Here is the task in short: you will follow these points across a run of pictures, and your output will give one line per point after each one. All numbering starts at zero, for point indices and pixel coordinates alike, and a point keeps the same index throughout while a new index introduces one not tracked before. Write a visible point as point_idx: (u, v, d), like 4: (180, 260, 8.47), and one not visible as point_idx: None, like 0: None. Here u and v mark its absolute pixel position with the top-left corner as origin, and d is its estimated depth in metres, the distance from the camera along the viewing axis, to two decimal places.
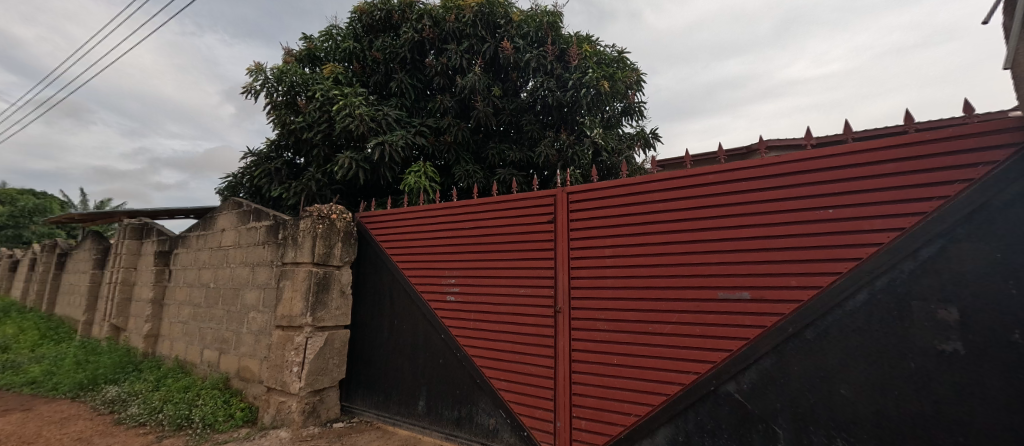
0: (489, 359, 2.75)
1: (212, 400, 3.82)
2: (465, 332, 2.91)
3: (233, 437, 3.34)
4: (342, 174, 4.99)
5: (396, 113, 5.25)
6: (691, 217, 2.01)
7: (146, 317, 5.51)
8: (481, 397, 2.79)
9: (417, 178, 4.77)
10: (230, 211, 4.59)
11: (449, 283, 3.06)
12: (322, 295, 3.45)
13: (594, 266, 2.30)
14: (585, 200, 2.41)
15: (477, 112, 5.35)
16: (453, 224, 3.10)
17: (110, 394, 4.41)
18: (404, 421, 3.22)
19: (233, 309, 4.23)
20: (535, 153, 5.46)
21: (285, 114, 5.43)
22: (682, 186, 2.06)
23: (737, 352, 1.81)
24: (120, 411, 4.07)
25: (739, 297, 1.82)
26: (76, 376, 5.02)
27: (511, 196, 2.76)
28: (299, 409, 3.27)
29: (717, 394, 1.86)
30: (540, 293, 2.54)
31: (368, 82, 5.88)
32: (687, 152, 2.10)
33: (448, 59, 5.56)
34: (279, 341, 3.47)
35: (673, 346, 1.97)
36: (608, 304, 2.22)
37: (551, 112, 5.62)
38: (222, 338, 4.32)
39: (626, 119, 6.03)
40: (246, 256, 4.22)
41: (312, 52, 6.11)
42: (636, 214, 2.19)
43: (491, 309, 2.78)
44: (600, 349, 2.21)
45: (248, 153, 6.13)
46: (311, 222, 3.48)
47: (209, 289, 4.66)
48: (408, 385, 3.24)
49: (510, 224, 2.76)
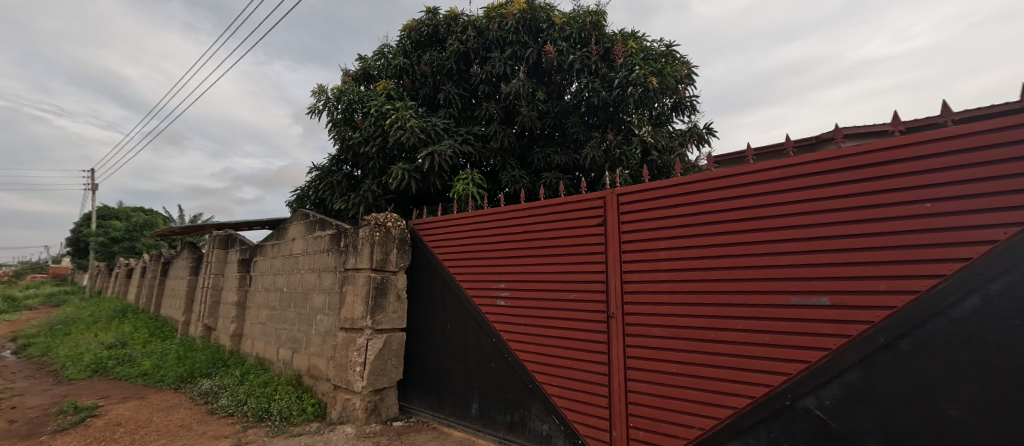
0: (541, 365, 2.73)
1: (287, 395, 4.14)
2: (515, 337, 2.91)
3: (305, 430, 3.59)
4: (397, 184, 5.22)
5: (444, 123, 5.41)
6: (754, 215, 1.87)
7: (233, 318, 6.12)
8: (534, 402, 2.77)
9: (466, 185, 4.89)
10: (299, 221, 4.97)
11: (499, 288, 3.09)
12: (380, 299, 3.63)
13: (648, 269, 2.21)
14: (637, 201, 2.32)
15: (523, 118, 5.39)
16: (501, 231, 3.13)
17: (204, 386, 4.94)
18: (458, 422, 3.29)
19: (303, 312, 4.57)
20: (582, 155, 5.37)
21: (344, 130, 5.82)
22: (743, 183, 1.93)
23: (816, 364, 1.64)
24: (213, 402, 4.55)
25: (815, 303, 1.66)
26: (177, 369, 5.70)
27: (559, 201, 2.73)
28: (362, 407, 3.46)
29: (792, 409, 1.71)
30: (592, 299, 2.48)
31: (417, 95, 6.13)
32: (748, 147, 1.96)
33: (493, 66, 5.65)
34: (343, 342, 3.69)
35: (740, 355, 1.84)
36: (665, 310, 2.12)
37: (597, 113, 5.52)
38: (295, 338, 4.67)
39: (676, 115, 5.77)
40: (313, 262, 4.55)
41: (367, 71, 6.50)
42: (691, 214, 2.08)
43: (542, 314, 2.76)
44: (657, 357, 2.11)
45: (313, 167, 6.61)
46: (369, 230, 3.67)
47: (283, 293, 5.08)
48: (462, 388, 3.29)
49: (559, 229, 2.72)
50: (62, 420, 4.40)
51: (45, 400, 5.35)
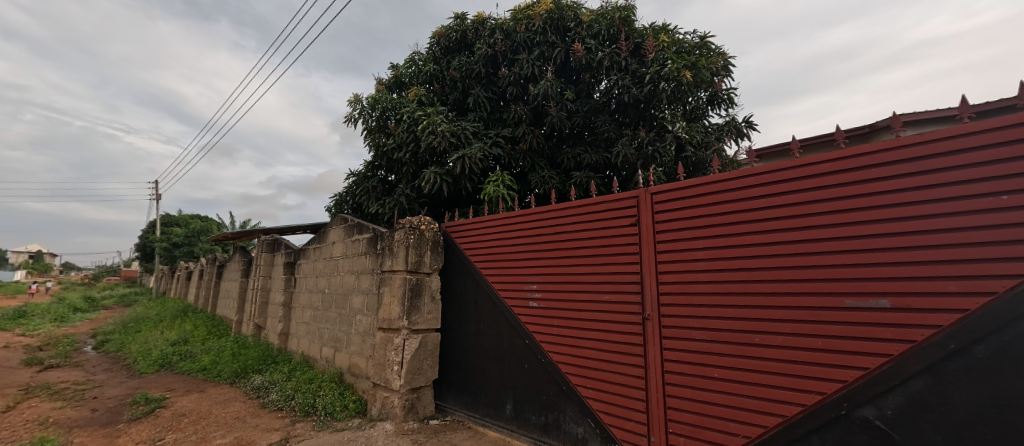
0: (575, 367, 2.70)
1: (330, 392, 4.33)
2: (549, 339, 2.90)
3: (348, 425, 3.72)
4: (429, 188, 5.33)
5: (474, 126, 5.48)
6: (799, 211, 1.77)
7: (280, 318, 6.47)
8: (568, 404, 2.74)
9: (496, 187, 4.94)
10: (338, 226, 5.19)
11: (531, 289, 3.09)
12: (415, 300, 3.72)
13: (685, 270, 2.13)
14: (671, 199, 2.25)
15: (552, 118, 5.37)
16: (532, 232, 3.13)
17: (256, 381, 5.25)
18: (493, 422, 3.31)
19: (343, 312, 4.76)
20: (613, 154, 5.27)
21: (379, 137, 6.02)
22: (788, 178, 1.82)
23: (874, 371, 1.53)
24: (264, 396, 4.83)
25: (873, 305, 1.54)
26: (232, 365, 6.09)
27: (591, 201, 2.69)
28: (400, 405, 3.56)
29: (848, 420, 1.60)
30: (626, 301, 2.42)
31: (447, 100, 6.24)
32: (792, 139, 1.85)
33: (521, 68, 5.67)
34: (382, 342, 3.81)
35: (788, 360, 1.74)
36: (704, 313, 2.03)
37: (628, 110, 5.40)
38: (336, 337, 4.87)
39: (712, 109, 5.54)
40: (352, 265, 4.72)
41: (398, 78, 6.69)
42: (730, 211, 2.00)
43: (575, 316, 2.73)
44: (697, 361, 2.03)
45: (350, 174, 6.87)
46: (403, 233, 3.77)
47: (324, 294, 5.31)
48: (496, 389, 3.31)
49: (591, 229, 2.69)
50: (135, 410, 4.82)
51: (120, 391, 5.89)
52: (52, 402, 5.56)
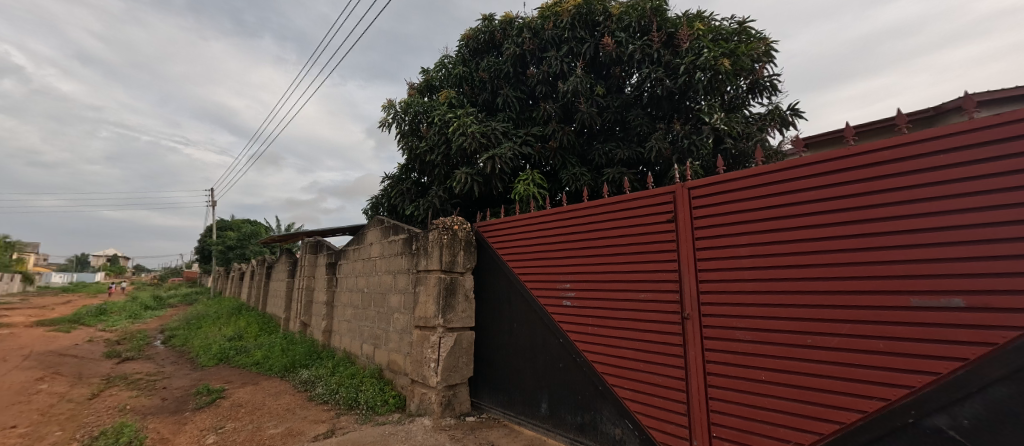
0: (611, 367, 2.65)
1: (371, 387, 4.48)
2: (584, 339, 2.86)
3: (388, 419, 3.84)
4: (461, 188, 5.41)
5: (503, 126, 5.51)
6: (855, 203, 1.65)
7: (324, 316, 6.78)
8: (605, 404, 2.70)
9: (527, 186, 4.93)
10: (375, 227, 5.37)
11: (565, 288, 3.06)
12: (450, 299, 3.78)
13: (727, 268, 2.04)
14: (710, 194, 2.16)
15: (582, 114, 5.31)
16: (564, 231, 3.10)
17: (304, 375, 5.53)
18: (529, 420, 3.31)
19: (382, 310, 4.92)
20: (646, 149, 5.13)
21: (412, 140, 6.18)
22: (842, 168, 1.70)
23: (946, 378, 1.40)
24: (310, 390, 5.08)
25: (943, 304, 1.41)
26: (281, 359, 6.45)
27: (625, 197, 2.63)
28: (437, 401, 3.63)
29: (916, 429, 1.47)
30: (664, 299, 2.34)
31: (477, 101, 6.30)
32: (845, 126, 1.73)
33: (550, 66, 5.64)
34: (418, 339, 3.90)
35: (845, 363, 1.63)
36: (749, 312, 1.94)
37: (662, 103, 5.23)
38: (376, 335, 5.04)
39: (751, 98, 5.27)
40: (389, 265, 4.87)
41: (429, 82, 6.83)
42: (775, 205, 1.89)
43: (611, 315, 2.68)
44: (742, 363, 1.94)
45: (385, 177, 7.09)
46: (437, 234, 3.83)
47: (364, 293, 5.51)
48: (530, 387, 3.31)
49: (625, 226, 2.63)
50: (199, 400, 5.22)
51: (185, 382, 6.39)
52: (129, 391, 6.13)
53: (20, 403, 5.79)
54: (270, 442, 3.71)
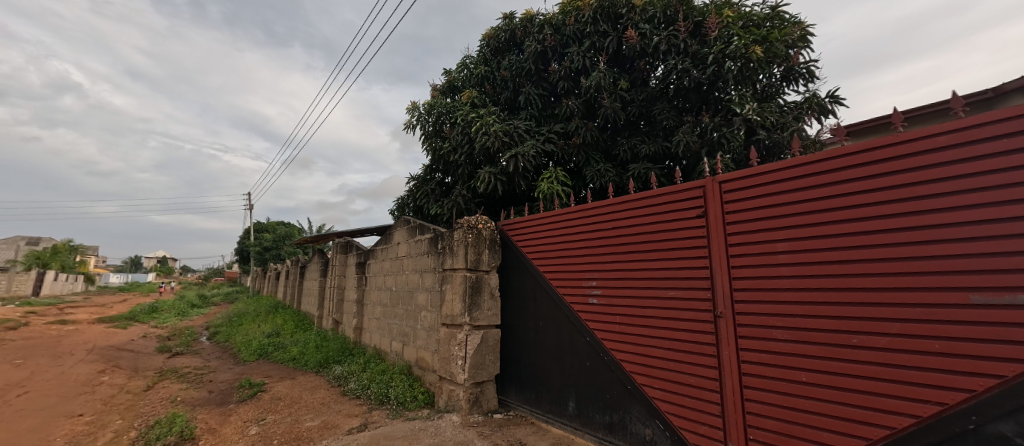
0: (640, 366, 2.60)
1: (401, 383, 4.59)
2: (611, 337, 2.82)
3: (418, 415, 3.92)
4: (484, 187, 5.43)
5: (526, 124, 5.50)
6: (903, 194, 1.55)
7: (354, 313, 6.99)
8: (634, 403, 2.65)
9: (550, 184, 4.90)
10: (402, 227, 5.48)
11: (591, 285, 3.03)
12: (476, 297, 3.81)
13: (763, 264, 1.96)
14: (743, 187, 2.08)
15: (606, 110, 5.23)
16: (589, 228, 3.07)
17: (337, 371, 5.72)
18: (556, 419, 3.29)
19: (410, 308, 5.02)
20: (673, 142, 4.98)
21: (435, 141, 6.27)
22: (891, 157, 1.60)
23: (1012, 381, 1.28)
24: (344, 385, 5.25)
25: (1009, 302, 1.30)
26: (316, 355, 6.70)
27: (652, 192, 2.58)
28: (465, 398, 3.67)
29: (978, 436, 1.36)
30: (694, 297, 2.28)
31: (499, 100, 6.31)
32: (893, 111, 1.63)
33: (572, 62, 5.58)
34: (446, 337, 3.95)
35: (894, 365, 1.54)
36: (787, 310, 1.86)
37: (689, 95, 5.07)
38: (404, 332, 5.15)
39: (785, 87, 5.04)
40: (415, 264, 4.96)
41: (452, 83, 6.90)
42: (814, 197, 1.80)
43: (638, 313, 2.63)
44: (780, 363, 1.86)
45: (410, 178, 7.22)
46: (462, 232, 3.87)
47: (392, 292, 5.64)
48: (557, 386, 3.29)
49: (653, 223, 2.57)
50: (241, 393, 5.50)
51: (229, 376, 6.75)
52: (179, 383, 6.53)
53: (85, 394, 6.27)
54: (307, 434, 3.86)
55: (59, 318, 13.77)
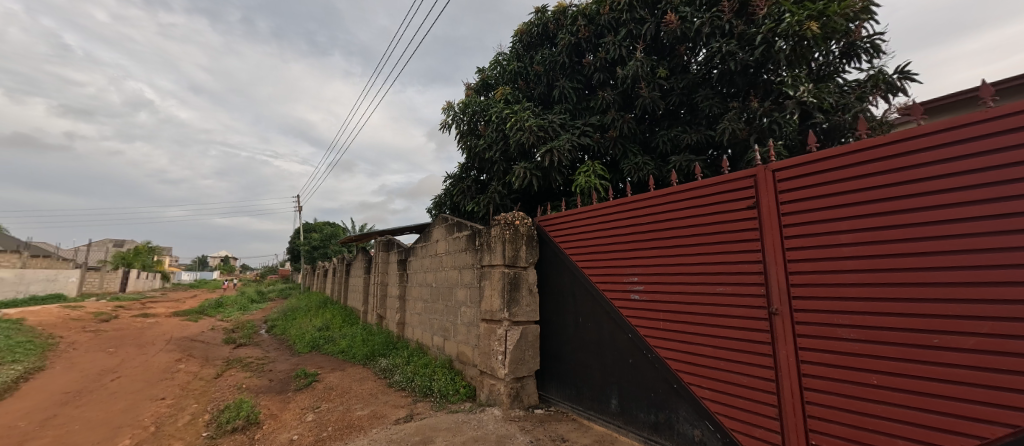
0: (687, 365, 2.51)
1: (443, 376, 4.71)
2: (656, 334, 2.74)
3: (461, 408, 4.01)
4: (520, 184, 5.43)
5: (561, 118, 5.45)
6: (993, 178, 1.40)
7: (397, 309, 7.25)
8: (681, 403, 2.57)
9: (587, 178, 4.83)
10: (440, 225, 5.60)
11: (632, 281, 2.95)
12: (514, 293, 3.82)
13: (823, 257, 1.82)
14: (800, 175, 1.95)
15: (643, 100, 5.06)
16: (630, 222, 2.99)
17: (383, 364, 5.96)
18: (599, 416, 3.25)
19: (450, 304, 5.13)
20: (717, 131, 4.73)
21: (470, 139, 6.36)
22: (978, 136, 1.44)
23: None
24: (389, 377, 5.47)
25: None
26: (362, 349, 7.02)
27: (697, 183, 2.47)
28: (506, 392, 3.71)
29: None
30: (746, 293, 2.16)
31: (533, 95, 6.29)
32: (982, 83, 1.46)
33: (608, 52, 5.43)
34: (486, 332, 4.01)
35: (981, 368, 1.39)
36: (853, 307, 1.72)
37: (734, 80, 4.77)
38: (445, 327, 5.28)
39: (845, 64, 4.65)
40: (454, 261, 5.06)
41: (485, 81, 6.95)
42: (883, 184, 1.66)
43: (683, 310, 2.54)
44: (846, 364, 1.73)
45: (447, 176, 7.36)
46: (500, 229, 3.90)
47: (432, 288, 5.79)
48: (599, 383, 3.25)
49: (698, 215, 2.46)
50: (298, 382, 5.88)
51: (286, 366, 7.24)
52: (243, 372, 7.09)
53: (165, 380, 6.96)
54: (358, 423, 4.06)
55: (141, 311, 15.35)
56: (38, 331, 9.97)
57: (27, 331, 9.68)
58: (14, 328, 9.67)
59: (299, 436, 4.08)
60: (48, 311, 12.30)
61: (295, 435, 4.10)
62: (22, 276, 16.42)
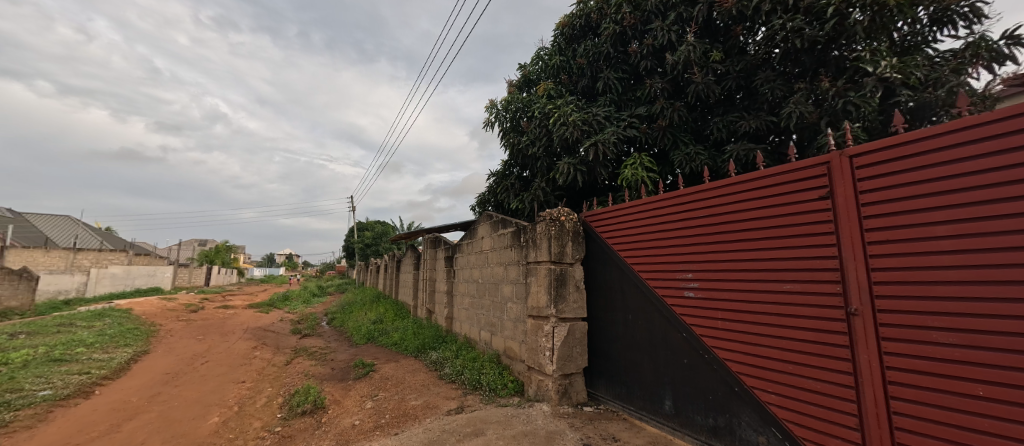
0: (750, 368, 2.37)
1: (491, 370, 4.79)
2: (714, 335, 2.60)
3: (510, 402, 4.05)
4: (564, 179, 5.37)
5: (606, 111, 5.32)
6: None
7: (445, 304, 7.46)
8: (743, 407, 2.43)
9: (634, 171, 4.69)
10: (485, 222, 5.68)
11: (686, 278, 2.83)
12: (561, 289, 3.79)
13: (912, 252, 1.63)
14: (883, 161, 1.76)
15: (695, 86, 4.80)
16: (684, 216, 2.86)
17: (434, 356, 6.18)
18: (651, 417, 3.15)
19: (496, 300, 5.21)
20: (780, 116, 4.38)
21: (513, 136, 6.39)
22: None
23: None
24: (439, 369, 5.66)
25: None
26: (414, 342, 7.32)
27: (760, 173, 2.31)
28: (554, 389, 3.70)
29: None
30: (817, 292, 2.00)
31: (576, 89, 6.20)
32: None
33: (655, 38, 5.21)
34: (533, 328, 4.02)
35: None
36: (950, 308, 1.53)
37: (800, 58, 4.36)
38: (492, 322, 5.36)
39: (935, 33, 4.12)
40: (499, 257, 5.12)
41: (527, 77, 6.96)
42: (990, 169, 1.46)
43: (745, 308, 2.39)
44: (941, 372, 1.54)
45: (491, 174, 7.44)
46: (545, 225, 3.88)
47: (478, 284, 5.90)
48: (651, 383, 3.15)
49: (761, 207, 2.30)
50: (357, 372, 6.25)
51: (346, 356, 7.72)
52: (309, 360, 7.66)
53: (244, 365, 7.70)
54: (413, 412, 4.24)
55: (223, 304, 17.06)
56: (141, 319, 11.42)
57: (134, 319, 11.12)
58: (124, 317, 11.15)
59: (360, 421, 4.34)
60: (150, 302, 14.04)
61: (357, 421, 4.36)
62: (128, 271, 18.86)
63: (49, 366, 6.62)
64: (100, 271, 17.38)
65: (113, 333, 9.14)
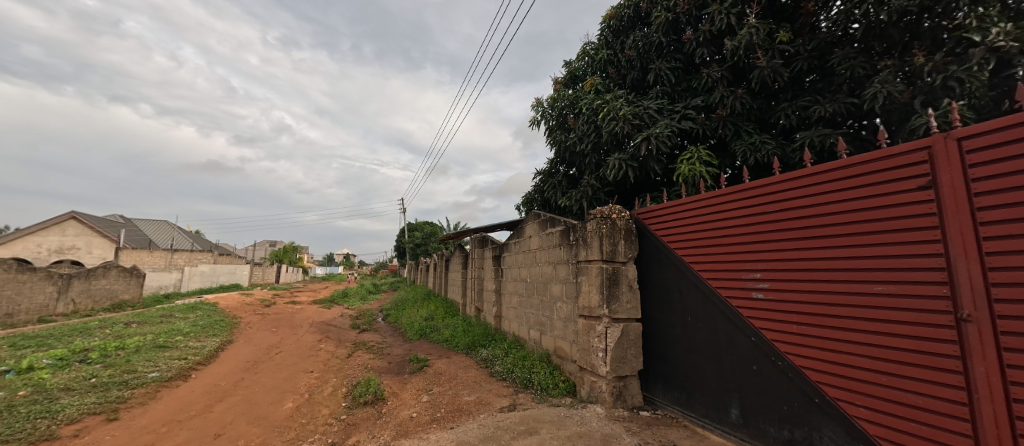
0: (833, 377, 2.16)
1: (542, 370, 4.77)
2: (788, 340, 2.40)
3: (562, 402, 4.01)
4: (614, 175, 5.21)
5: (658, 103, 5.10)
6: None
7: (494, 302, 7.55)
8: (825, 420, 2.21)
9: (691, 166, 4.44)
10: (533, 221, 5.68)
11: (754, 278, 2.63)
12: (614, 289, 3.68)
13: None
14: (1005, 144, 1.52)
15: (759, 72, 4.45)
16: (751, 211, 2.67)
17: (484, 354, 6.28)
18: (716, 425, 2.96)
19: (545, 299, 5.18)
20: (862, 98, 3.94)
21: (560, 134, 6.33)
22: None
23: None
24: (490, 366, 5.74)
25: None
26: (464, 339, 7.49)
27: (842, 162, 2.09)
28: (609, 391, 3.61)
29: None
30: (916, 294, 1.77)
31: (625, 83, 6.01)
32: None
33: (712, 23, 4.89)
34: (585, 328, 3.95)
35: None
36: None
37: (886, 32, 3.88)
38: (541, 321, 5.35)
39: None
40: (548, 256, 5.08)
41: (573, 73, 6.88)
42: None
43: (825, 312, 2.19)
44: None
45: (537, 173, 7.42)
46: (596, 223, 3.79)
47: (527, 283, 5.91)
48: (715, 389, 2.97)
49: (845, 200, 2.07)
50: (411, 366, 6.52)
51: (401, 351, 8.09)
52: (368, 354, 8.11)
53: (312, 356, 8.33)
54: (466, 407, 4.34)
55: (292, 300, 18.58)
56: (225, 312, 12.71)
57: (220, 312, 12.43)
58: (212, 310, 12.49)
59: (416, 414, 4.51)
60: (232, 297, 15.61)
61: (414, 413, 4.54)
62: (215, 269, 21.11)
63: (155, 351, 7.58)
64: (192, 269, 19.62)
65: (204, 324, 10.29)
